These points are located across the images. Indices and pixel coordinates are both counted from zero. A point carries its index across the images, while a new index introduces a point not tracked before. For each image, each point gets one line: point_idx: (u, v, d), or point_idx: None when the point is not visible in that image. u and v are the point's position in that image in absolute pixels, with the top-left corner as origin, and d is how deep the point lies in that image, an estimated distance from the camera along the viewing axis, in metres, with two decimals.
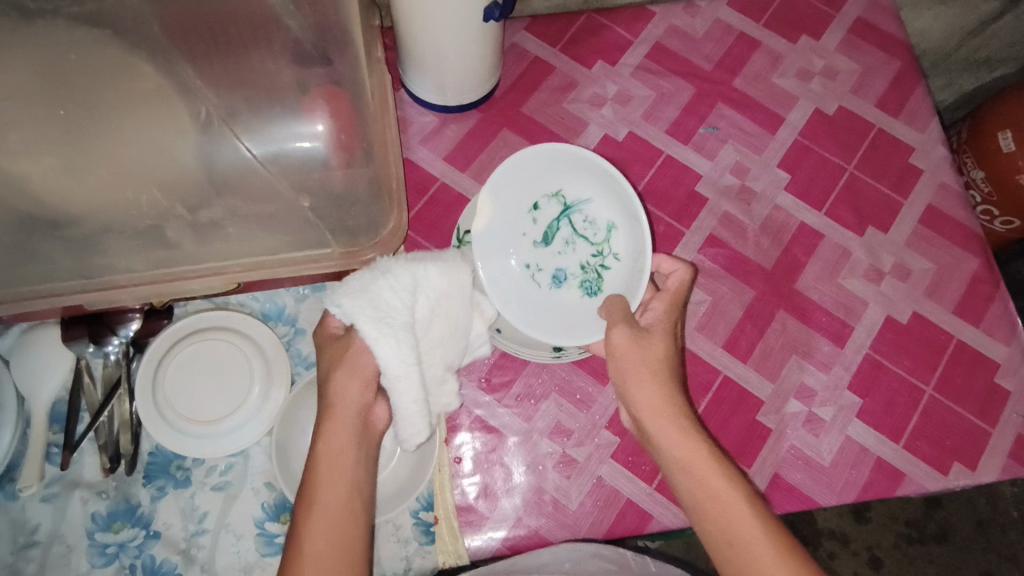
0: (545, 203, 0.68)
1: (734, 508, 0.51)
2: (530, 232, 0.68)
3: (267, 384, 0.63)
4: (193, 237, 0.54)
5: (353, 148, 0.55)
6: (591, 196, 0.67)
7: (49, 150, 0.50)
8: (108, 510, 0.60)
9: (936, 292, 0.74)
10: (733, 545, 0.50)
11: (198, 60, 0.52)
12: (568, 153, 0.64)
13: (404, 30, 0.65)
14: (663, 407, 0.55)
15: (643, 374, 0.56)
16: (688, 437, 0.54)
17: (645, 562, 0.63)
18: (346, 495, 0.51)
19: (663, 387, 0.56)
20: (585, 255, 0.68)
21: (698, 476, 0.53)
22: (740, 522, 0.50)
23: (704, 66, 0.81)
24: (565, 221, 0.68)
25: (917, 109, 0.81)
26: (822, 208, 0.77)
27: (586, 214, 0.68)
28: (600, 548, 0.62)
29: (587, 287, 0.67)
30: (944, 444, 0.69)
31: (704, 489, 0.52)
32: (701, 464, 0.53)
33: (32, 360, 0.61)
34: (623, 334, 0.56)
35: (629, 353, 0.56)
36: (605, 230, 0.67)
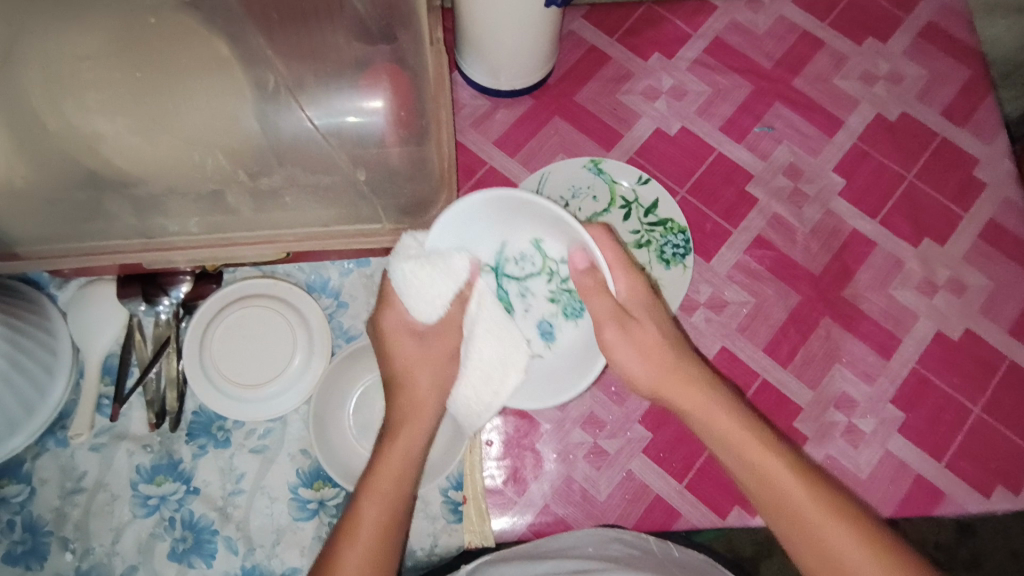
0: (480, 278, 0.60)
1: (778, 471, 0.50)
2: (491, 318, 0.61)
3: (308, 354, 0.64)
4: (251, 203, 0.56)
5: (412, 125, 0.55)
6: (499, 239, 0.60)
7: (123, 111, 0.51)
8: (152, 463, 0.62)
9: (991, 309, 0.72)
10: (781, 506, 0.49)
11: (269, 30, 0.53)
12: (459, 221, 0.56)
13: (464, 12, 0.65)
14: (680, 382, 0.54)
15: (647, 362, 0.54)
16: (714, 410, 0.53)
17: (669, 546, 0.59)
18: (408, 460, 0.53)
19: (673, 366, 0.54)
20: (545, 290, 0.62)
21: (733, 447, 0.52)
22: (785, 484, 0.49)
23: (764, 64, 0.79)
24: (505, 283, 0.61)
25: (984, 120, 0.78)
26: (877, 215, 0.75)
27: (512, 257, 0.61)
28: (622, 534, 0.60)
29: (572, 311, 0.62)
30: (988, 465, 0.67)
31: (743, 458, 0.51)
32: (734, 435, 0.52)
33: (87, 314, 0.64)
34: (617, 329, 0.54)
35: (626, 348, 0.54)
36: (536, 252, 0.61)
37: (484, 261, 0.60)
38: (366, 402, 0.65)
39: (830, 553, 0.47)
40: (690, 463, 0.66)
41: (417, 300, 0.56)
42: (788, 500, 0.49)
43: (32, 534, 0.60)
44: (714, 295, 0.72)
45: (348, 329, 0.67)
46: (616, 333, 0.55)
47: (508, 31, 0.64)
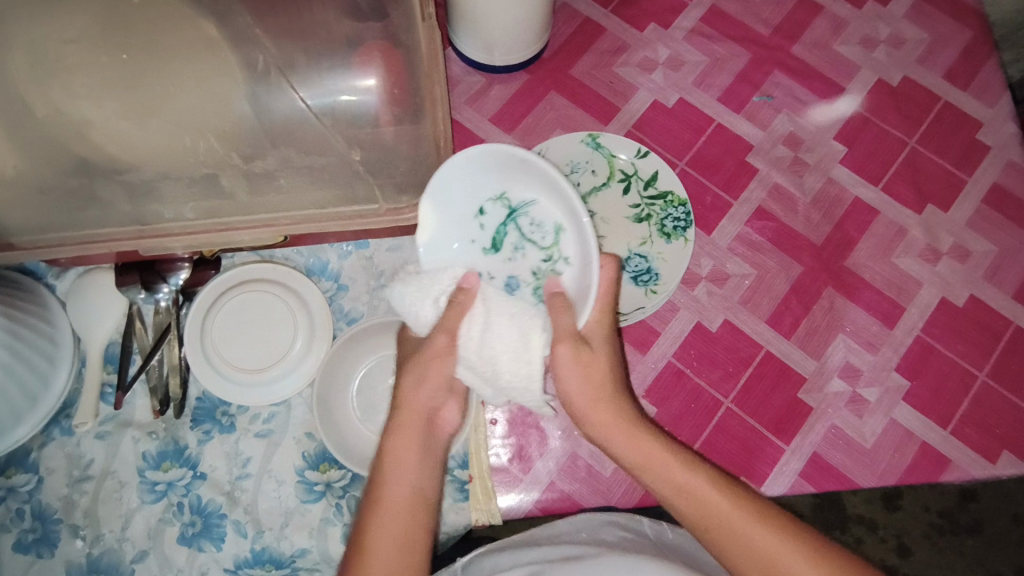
0: (488, 207, 0.59)
1: (708, 496, 0.49)
2: (476, 239, 0.59)
3: (310, 338, 0.64)
4: (247, 186, 0.54)
5: (406, 104, 0.54)
6: (534, 193, 0.58)
7: (111, 95, 0.50)
8: (158, 449, 0.62)
9: (995, 275, 0.71)
10: (719, 530, 0.48)
11: (259, 11, 0.52)
12: (497, 154, 0.54)
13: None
14: (613, 420, 0.52)
15: (586, 394, 0.53)
16: (643, 439, 0.52)
17: (662, 529, 0.60)
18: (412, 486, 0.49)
19: (604, 404, 0.53)
20: (535, 261, 0.59)
21: (663, 473, 0.50)
22: (718, 509, 0.48)
23: (762, 31, 0.78)
24: (512, 225, 0.59)
25: (988, 82, 0.77)
26: (879, 183, 0.74)
27: (533, 216, 0.58)
28: (615, 518, 0.60)
29: (540, 297, 0.58)
30: (994, 431, 0.67)
31: (693, 505, 0.49)
32: (664, 463, 0.50)
33: (86, 303, 0.63)
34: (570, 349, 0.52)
35: (573, 378, 0.53)
36: (553, 232, 0.58)
37: (509, 194, 0.58)
38: (370, 383, 0.65)
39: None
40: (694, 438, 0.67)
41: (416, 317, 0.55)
42: (725, 522, 0.48)
43: (42, 522, 0.60)
44: (716, 268, 0.71)
45: (349, 312, 0.67)
46: (567, 352, 0.52)
47: (500, 6, 0.63)
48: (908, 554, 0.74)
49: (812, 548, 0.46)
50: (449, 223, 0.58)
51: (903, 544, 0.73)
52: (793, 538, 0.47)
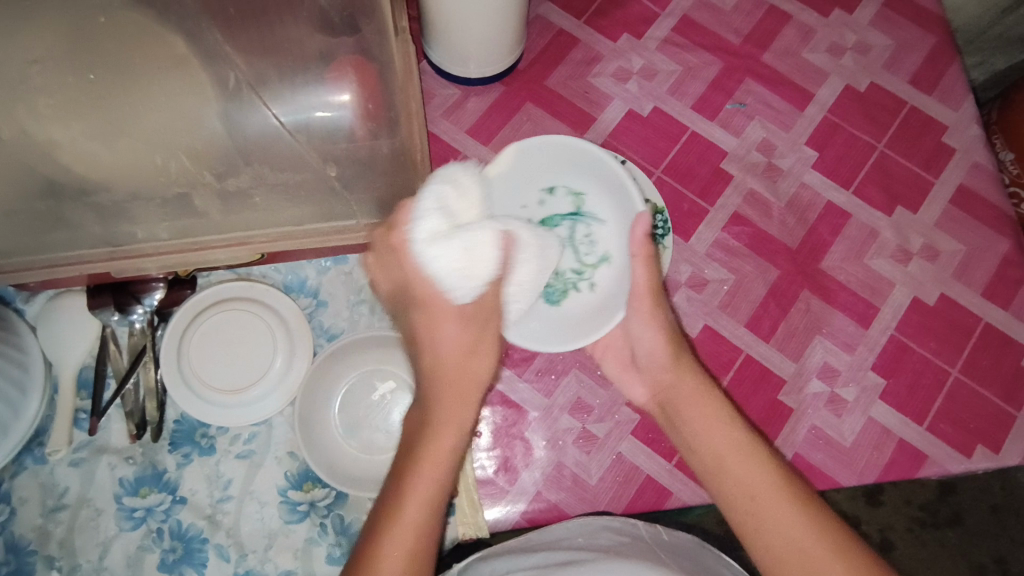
0: (558, 192, 0.68)
1: (752, 466, 0.50)
2: (530, 209, 0.67)
3: (290, 355, 0.63)
4: (220, 205, 0.54)
5: (381, 119, 0.54)
6: (604, 216, 0.67)
7: (78, 116, 0.49)
8: (135, 475, 0.61)
9: (964, 274, 0.73)
10: (755, 495, 0.49)
11: (227, 26, 0.51)
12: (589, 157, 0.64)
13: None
14: (679, 383, 0.56)
15: (663, 350, 0.57)
16: (708, 400, 0.54)
17: (657, 531, 0.59)
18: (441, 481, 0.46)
19: (675, 367, 0.57)
20: (566, 264, 0.66)
21: (715, 434, 0.53)
22: (755, 477, 0.50)
23: (733, 40, 0.79)
24: (567, 223, 0.67)
25: (951, 86, 0.79)
26: (849, 186, 0.75)
27: (591, 232, 0.67)
28: (611, 523, 0.60)
29: (549, 294, 0.65)
30: (968, 426, 0.69)
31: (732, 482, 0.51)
32: (720, 426, 0.53)
33: (58, 327, 0.62)
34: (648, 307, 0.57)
35: (649, 330, 0.58)
36: (598, 257, 0.67)
37: (581, 202, 0.67)
38: (352, 400, 0.64)
39: (796, 547, 0.47)
40: None
41: (461, 287, 0.48)
42: (762, 490, 0.49)
43: (16, 554, 0.58)
44: (695, 274, 0.72)
45: (329, 327, 0.66)
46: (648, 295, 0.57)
47: (472, 17, 0.64)
48: (890, 548, 0.74)
49: (840, 531, 0.47)
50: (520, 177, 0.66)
51: (886, 538, 0.73)
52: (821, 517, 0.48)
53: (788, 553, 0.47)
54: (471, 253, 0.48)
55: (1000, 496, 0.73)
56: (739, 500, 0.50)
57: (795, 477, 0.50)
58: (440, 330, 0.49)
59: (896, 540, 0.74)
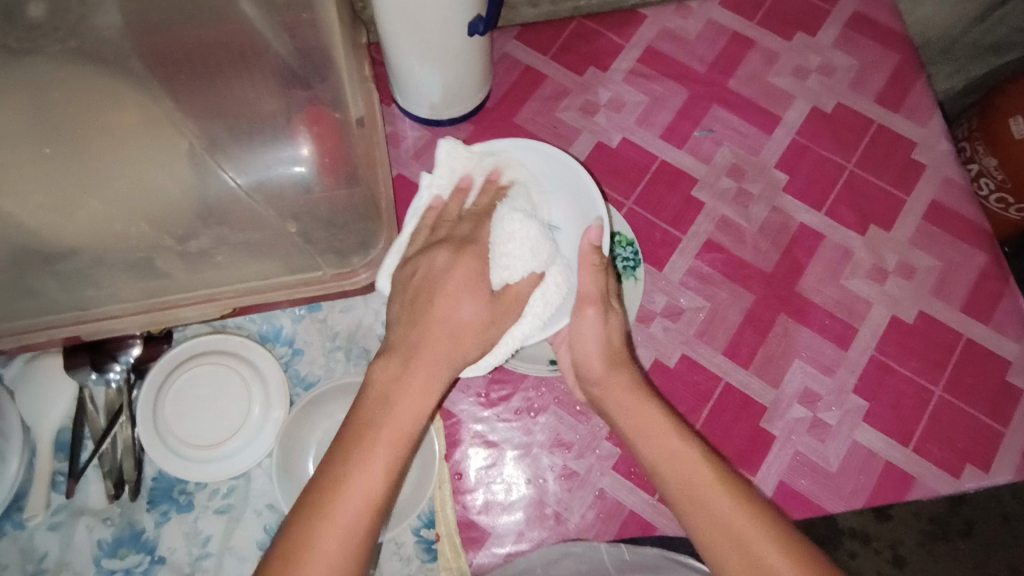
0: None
1: (695, 477, 0.51)
2: None
3: (266, 406, 0.64)
4: (183, 266, 0.54)
5: (338, 169, 0.55)
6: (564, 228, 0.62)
7: (38, 190, 0.51)
8: (114, 536, 0.61)
9: (942, 290, 0.73)
10: (696, 504, 0.50)
11: (179, 91, 0.53)
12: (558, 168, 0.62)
13: (381, 28, 0.63)
14: (622, 384, 0.56)
15: (598, 361, 0.57)
16: (646, 407, 0.55)
17: (620, 551, 0.62)
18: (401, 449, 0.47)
19: (614, 373, 0.56)
20: None
21: (656, 441, 0.53)
22: (703, 486, 0.50)
23: (698, 68, 0.80)
24: None
25: (918, 102, 0.79)
26: (821, 207, 0.75)
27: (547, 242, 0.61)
28: (571, 547, 0.63)
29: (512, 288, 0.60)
30: (955, 445, 0.68)
31: (677, 489, 0.51)
32: (662, 431, 0.53)
33: (35, 391, 0.63)
34: (595, 315, 0.56)
35: (596, 339, 0.56)
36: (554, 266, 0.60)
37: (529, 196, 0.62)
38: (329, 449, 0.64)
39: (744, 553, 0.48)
40: None
41: (507, 267, 0.54)
42: (703, 495, 0.50)
43: None
44: (670, 303, 0.72)
45: (305, 376, 0.66)
46: (594, 294, 0.56)
47: (425, 50, 0.63)
48: (904, 563, 0.79)
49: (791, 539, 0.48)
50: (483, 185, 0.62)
51: (898, 554, 0.78)
52: (766, 518, 0.48)
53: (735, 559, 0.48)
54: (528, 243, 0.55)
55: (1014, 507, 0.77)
56: (681, 505, 0.51)
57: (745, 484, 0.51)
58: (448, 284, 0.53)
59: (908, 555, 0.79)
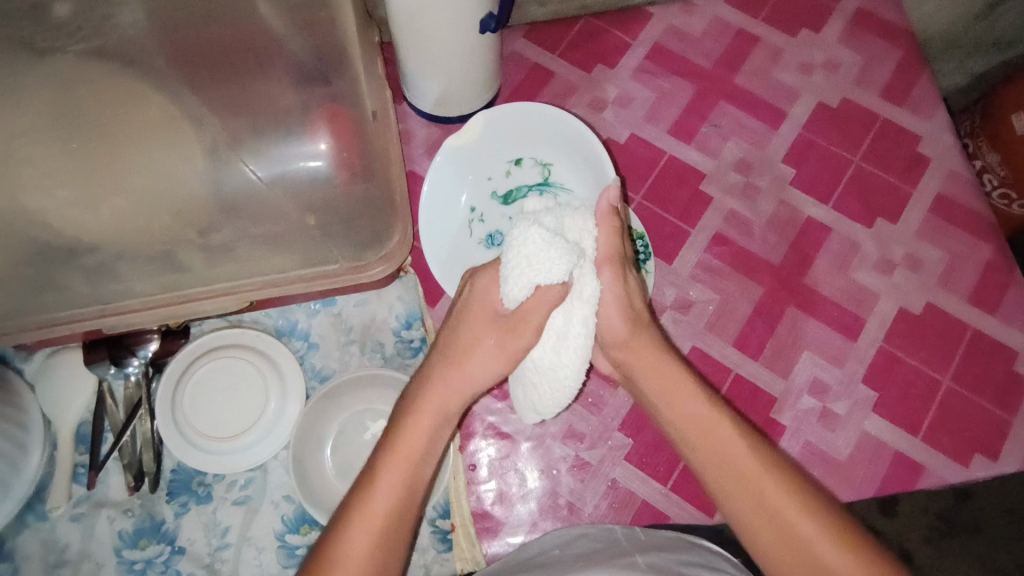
0: (525, 164, 0.72)
1: (724, 438, 0.52)
2: (496, 180, 0.72)
3: (283, 398, 0.65)
4: (205, 259, 0.55)
5: (355, 164, 0.57)
6: (570, 185, 0.71)
7: (65, 183, 0.52)
8: (134, 527, 0.61)
9: (948, 281, 0.73)
10: (721, 467, 0.51)
11: (200, 88, 0.54)
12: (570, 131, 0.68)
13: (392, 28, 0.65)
14: (640, 344, 0.55)
15: (622, 327, 0.54)
16: (666, 366, 0.54)
17: (635, 534, 0.60)
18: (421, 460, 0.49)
19: (630, 340, 0.54)
20: None
21: (678, 404, 0.53)
22: (730, 448, 0.51)
23: (704, 64, 0.81)
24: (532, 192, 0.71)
25: (923, 97, 0.80)
26: (828, 201, 0.76)
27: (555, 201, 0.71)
28: (585, 530, 0.61)
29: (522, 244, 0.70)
30: (964, 435, 0.68)
31: (703, 447, 0.52)
32: (685, 394, 0.53)
33: (55, 385, 0.63)
34: (612, 276, 0.53)
35: (609, 307, 0.53)
36: None
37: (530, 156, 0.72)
38: (344, 440, 0.65)
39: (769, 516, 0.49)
40: (673, 466, 0.67)
41: (510, 282, 0.49)
42: (730, 459, 0.51)
43: None
44: (679, 296, 0.72)
45: (321, 369, 0.67)
46: (609, 259, 0.53)
47: (433, 51, 0.64)
48: (910, 559, 0.78)
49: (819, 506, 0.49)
50: (487, 150, 0.71)
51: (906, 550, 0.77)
52: (788, 480, 0.50)
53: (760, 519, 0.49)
54: (534, 258, 0.48)
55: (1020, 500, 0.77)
56: (706, 469, 0.52)
57: (773, 453, 0.52)
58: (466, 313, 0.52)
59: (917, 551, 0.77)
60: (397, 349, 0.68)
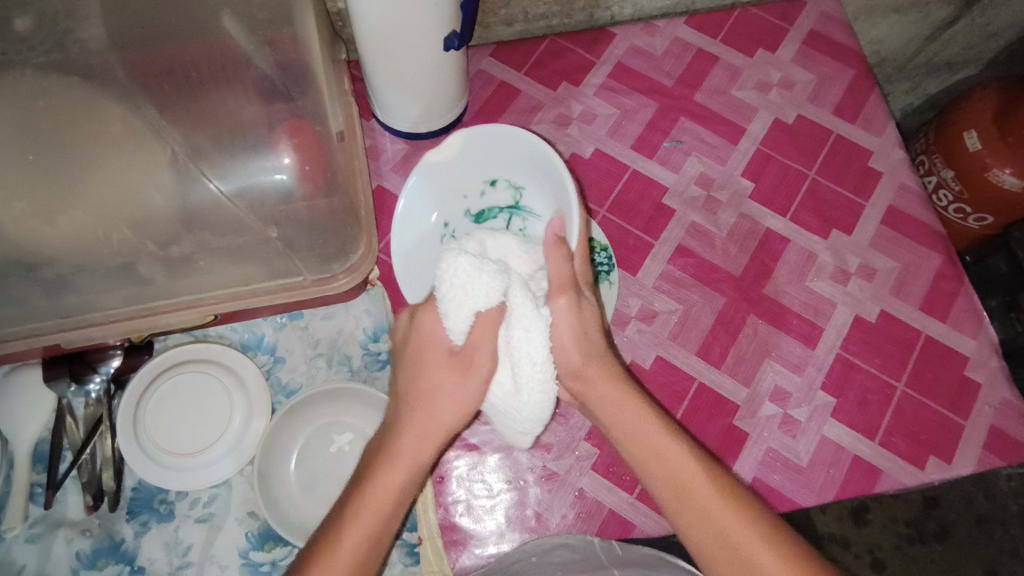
0: (500, 185, 0.69)
1: (688, 471, 0.51)
2: (472, 199, 0.69)
3: (248, 414, 0.64)
4: (166, 272, 0.55)
5: (319, 177, 0.56)
6: (539, 211, 0.67)
7: (21, 196, 0.51)
8: (92, 547, 0.60)
9: (901, 289, 0.76)
10: (681, 499, 0.51)
11: (163, 103, 0.54)
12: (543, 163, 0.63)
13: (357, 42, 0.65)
14: (603, 379, 0.55)
15: (576, 354, 0.55)
16: (631, 404, 0.54)
17: (613, 547, 0.63)
18: (400, 491, 0.50)
19: (590, 366, 0.55)
20: None
21: (640, 433, 0.53)
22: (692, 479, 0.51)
23: (666, 82, 0.83)
24: (505, 214, 0.69)
25: (873, 114, 0.84)
26: (786, 213, 0.79)
27: (526, 222, 0.68)
28: (566, 539, 0.64)
29: None
30: (919, 438, 0.70)
31: (663, 477, 0.52)
32: (643, 424, 0.53)
33: (14, 403, 0.62)
34: (567, 304, 0.54)
35: (565, 327, 0.54)
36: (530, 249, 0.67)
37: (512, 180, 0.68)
38: (310, 454, 0.64)
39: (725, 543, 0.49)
40: (639, 474, 0.68)
41: (451, 320, 0.53)
42: (690, 491, 0.51)
43: None
44: (644, 307, 0.74)
45: (287, 384, 0.67)
46: (567, 290, 0.54)
47: (397, 71, 0.66)
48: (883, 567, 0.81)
49: (778, 535, 0.49)
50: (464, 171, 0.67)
51: (877, 558, 0.80)
52: (744, 509, 0.50)
53: (719, 548, 0.49)
54: (467, 283, 0.53)
55: (986, 508, 0.79)
56: (668, 501, 0.51)
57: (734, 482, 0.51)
58: (426, 358, 0.54)
59: (888, 558, 0.81)
60: (365, 362, 0.68)
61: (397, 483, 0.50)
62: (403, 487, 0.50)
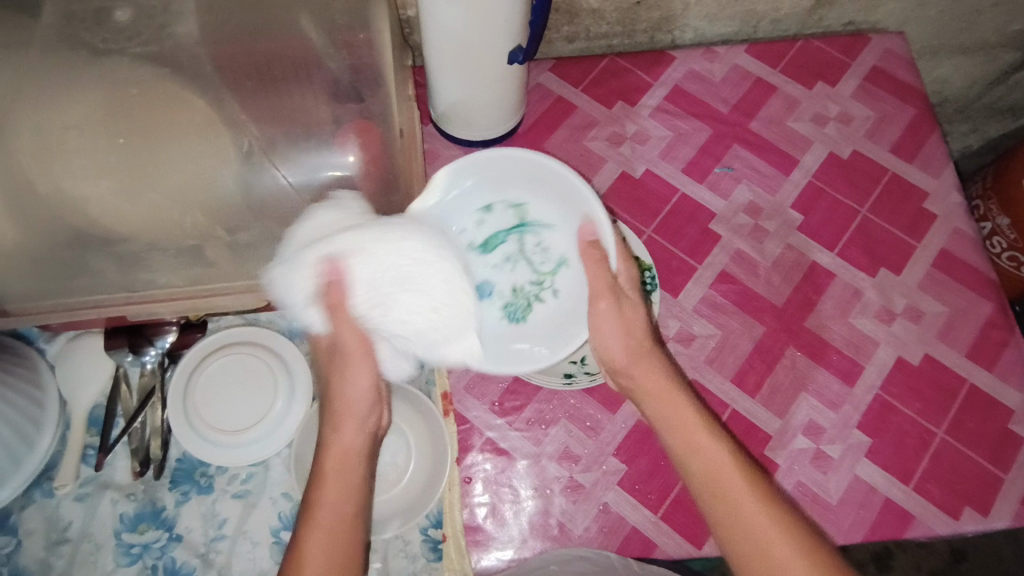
0: (498, 208, 0.65)
1: (726, 468, 0.53)
2: (471, 232, 0.65)
3: (290, 399, 0.66)
4: (230, 255, 0.60)
5: (379, 177, 0.60)
6: (552, 222, 0.65)
7: (108, 174, 0.54)
8: (135, 511, 0.63)
9: (948, 334, 0.75)
10: (716, 495, 0.52)
11: (244, 98, 0.57)
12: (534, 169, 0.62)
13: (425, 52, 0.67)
14: (652, 374, 0.58)
15: (621, 353, 0.59)
16: (679, 400, 0.56)
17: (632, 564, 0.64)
18: (343, 510, 0.52)
19: (639, 361, 0.59)
20: (522, 280, 0.65)
21: (682, 426, 0.55)
22: (728, 476, 0.52)
23: (721, 109, 0.84)
24: (513, 237, 0.66)
25: (931, 155, 0.83)
26: (833, 248, 0.78)
27: (540, 240, 0.66)
28: (585, 551, 0.65)
29: (513, 311, 0.64)
30: (955, 486, 0.69)
31: (700, 471, 0.53)
32: (685, 417, 0.56)
33: (76, 366, 0.66)
34: (608, 307, 0.59)
35: (609, 330, 0.59)
36: (554, 262, 0.66)
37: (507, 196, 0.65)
38: None
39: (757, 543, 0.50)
40: (664, 494, 0.68)
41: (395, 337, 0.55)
42: (725, 488, 0.52)
43: None
44: (682, 329, 0.74)
45: None
46: (609, 302, 0.59)
47: (460, 80, 0.68)
48: None
49: (809, 544, 0.49)
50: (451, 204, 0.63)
51: None
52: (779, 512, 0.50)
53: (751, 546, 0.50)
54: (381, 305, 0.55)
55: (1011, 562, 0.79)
56: (704, 496, 0.53)
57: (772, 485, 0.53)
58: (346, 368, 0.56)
59: None
60: None
61: (329, 509, 0.52)
62: (341, 505, 0.52)
